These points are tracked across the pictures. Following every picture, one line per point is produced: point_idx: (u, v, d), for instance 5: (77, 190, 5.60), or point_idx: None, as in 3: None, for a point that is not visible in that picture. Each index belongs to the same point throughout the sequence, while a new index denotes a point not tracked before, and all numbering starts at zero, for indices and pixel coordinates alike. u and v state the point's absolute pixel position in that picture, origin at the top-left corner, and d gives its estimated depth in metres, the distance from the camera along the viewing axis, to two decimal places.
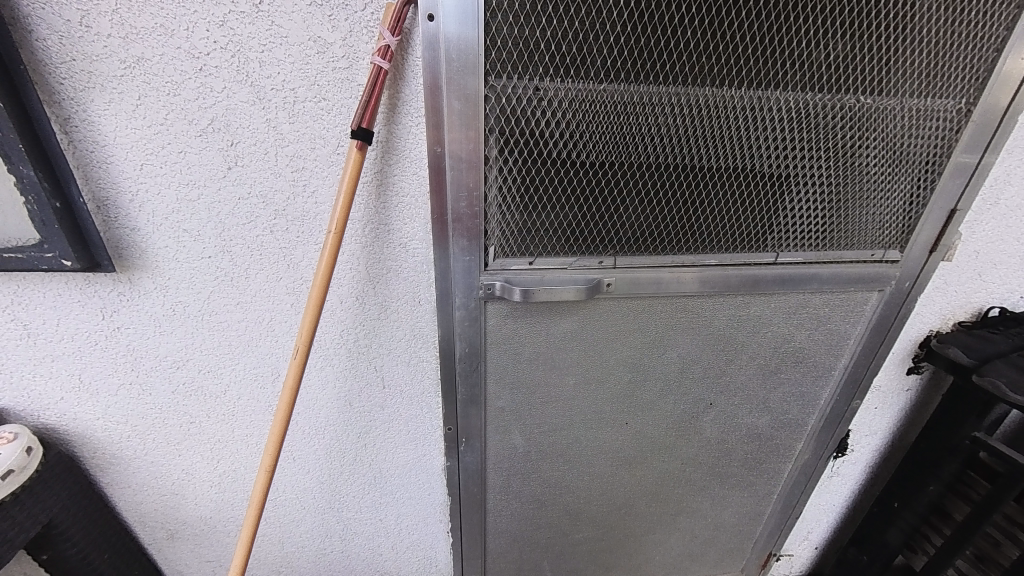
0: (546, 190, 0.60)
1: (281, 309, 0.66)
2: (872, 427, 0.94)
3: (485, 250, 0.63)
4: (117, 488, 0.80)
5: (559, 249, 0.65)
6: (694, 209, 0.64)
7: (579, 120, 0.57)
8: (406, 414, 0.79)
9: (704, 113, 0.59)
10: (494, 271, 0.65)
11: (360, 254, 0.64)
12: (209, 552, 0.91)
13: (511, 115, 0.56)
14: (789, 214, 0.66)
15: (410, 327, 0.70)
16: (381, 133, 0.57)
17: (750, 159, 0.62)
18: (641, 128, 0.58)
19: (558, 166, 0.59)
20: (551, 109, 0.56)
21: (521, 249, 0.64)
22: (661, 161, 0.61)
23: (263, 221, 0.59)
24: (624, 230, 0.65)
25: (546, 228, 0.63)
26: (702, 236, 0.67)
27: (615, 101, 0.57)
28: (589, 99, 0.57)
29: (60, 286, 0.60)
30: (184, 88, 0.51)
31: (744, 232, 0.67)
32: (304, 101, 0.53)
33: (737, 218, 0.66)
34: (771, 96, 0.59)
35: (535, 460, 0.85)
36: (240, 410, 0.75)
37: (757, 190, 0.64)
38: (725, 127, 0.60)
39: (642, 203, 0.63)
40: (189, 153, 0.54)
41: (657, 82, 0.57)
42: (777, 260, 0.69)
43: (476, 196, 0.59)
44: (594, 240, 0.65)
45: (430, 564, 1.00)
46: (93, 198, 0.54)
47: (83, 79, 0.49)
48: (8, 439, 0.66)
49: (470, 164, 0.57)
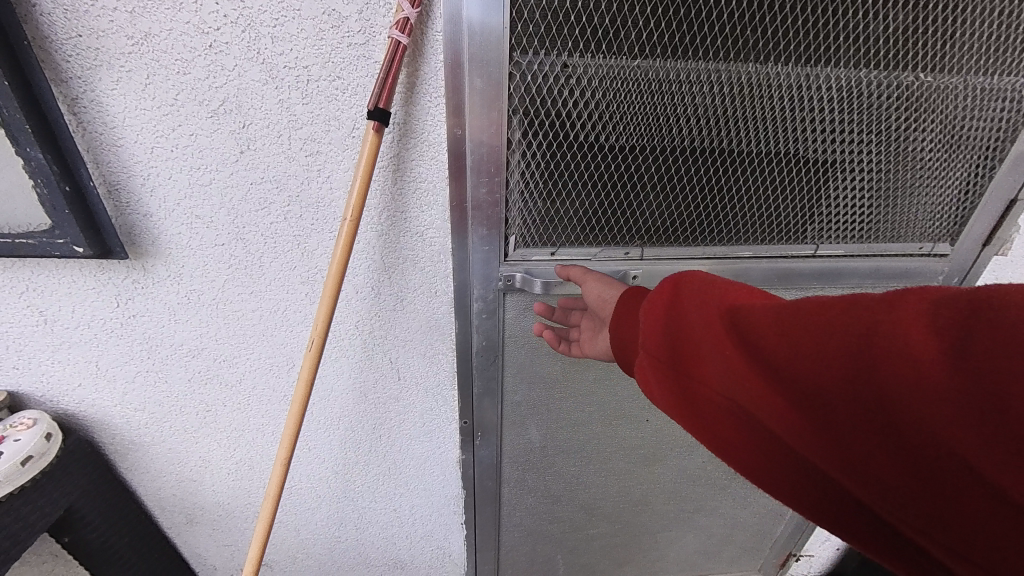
0: (571, 177, 0.58)
1: (296, 299, 0.64)
2: None
3: (505, 239, 0.61)
4: (136, 473, 0.80)
5: (583, 238, 0.62)
6: (730, 198, 0.61)
7: (609, 101, 0.54)
8: (421, 406, 0.77)
9: (747, 91, 0.54)
10: (513, 261, 0.62)
11: (375, 244, 0.60)
12: (227, 537, 0.92)
13: (537, 95, 0.53)
14: (832, 203, 0.62)
15: (425, 318, 0.68)
16: (398, 114, 0.52)
17: (794, 145, 0.58)
18: (676, 109, 0.55)
19: (585, 150, 0.56)
20: (579, 88, 0.53)
21: (543, 239, 0.62)
22: (697, 146, 0.57)
23: (277, 207, 0.57)
24: (653, 221, 0.62)
25: (570, 216, 0.61)
26: (737, 227, 0.63)
27: (650, 79, 0.53)
28: (621, 78, 0.53)
29: (74, 272, 0.60)
30: (193, 65, 0.48)
31: (783, 222, 0.63)
32: (318, 79, 0.50)
33: (775, 208, 0.62)
34: (821, 73, 0.54)
35: (552, 455, 0.84)
36: (254, 398, 0.74)
37: (800, 177, 0.60)
38: (769, 108, 0.55)
39: (673, 191, 0.60)
40: (201, 135, 0.52)
41: (694, 57, 0.53)
42: (816, 253, 0.65)
43: (497, 182, 0.56)
44: (620, 231, 0.62)
45: (444, 554, 1.00)
46: (103, 182, 0.53)
47: (91, 57, 0.46)
48: (28, 424, 0.65)
49: (491, 148, 0.54)
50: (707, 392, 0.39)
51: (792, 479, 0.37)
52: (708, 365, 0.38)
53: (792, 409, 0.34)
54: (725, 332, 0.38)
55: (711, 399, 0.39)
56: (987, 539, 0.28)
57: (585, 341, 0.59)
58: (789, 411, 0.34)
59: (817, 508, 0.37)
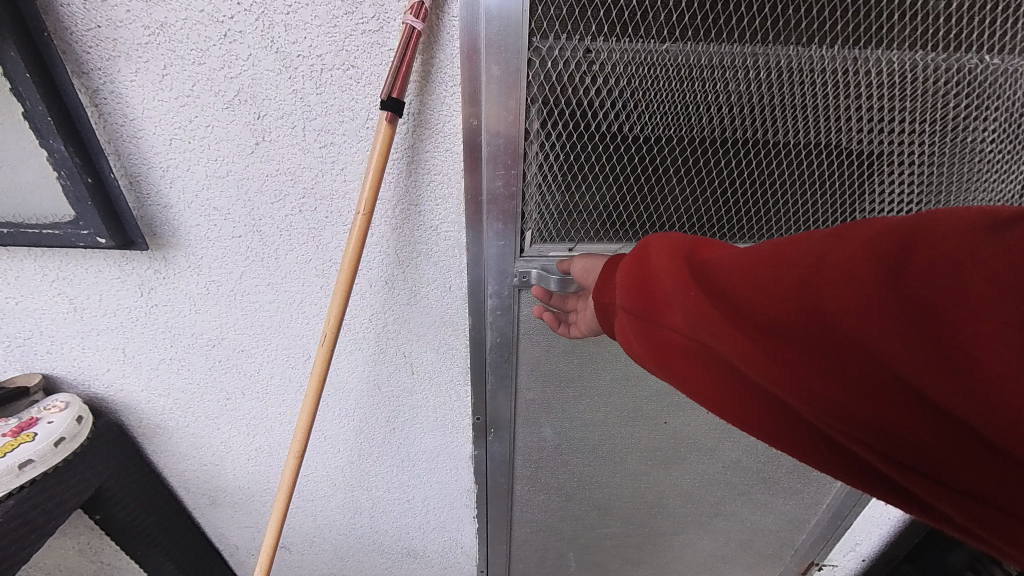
0: (592, 170, 0.55)
1: (311, 291, 0.64)
2: None
3: (521, 234, 0.59)
4: (162, 455, 0.83)
5: (603, 234, 0.60)
6: (761, 192, 0.57)
7: (635, 88, 0.51)
8: (435, 400, 0.77)
9: (787, 77, 0.50)
10: (529, 257, 0.61)
11: (389, 238, 0.59)
12: (247, 519, 0.95)
13: (557, 84, 0.50)
14: (877, 198, 0.58)
15: (439, 313, 0.67)
16: (413, 104, 0.50)
17: (836, 136, 0.53)
18: (707, 98, 0.51)
19: (607, 142, 0.53)
20: (602, 75, 0.50)
21: (560, 235, 0.60)
22: (728, 137, 0.54)
23: (292, 200, 0.57)
24: (677, 216, 0.59)
25: (590, 211, 0.58)
26: (767, 223, 0.59)
27: (679, 65, 0.50)
28: (648, 64, 0.49)
29: (100, 262, 0.61)
30: (209, 55, 0.48)
31: (821, 218, 0.59)
32: (332, 69, 0.49)
33: (811, 204, 0.58)
34: (871, 55, 0.49)
35: (566, 453, 0.82)
36: (272, 388, 0.75)
37: (841, 170, 0.56)
38: (810, 95, 0.51)
39: (699, 184, 0.57)
40: (217, 127, 0.52)
41: (730, 40, 0.49)
42: None
43: (514, 175, 0.54)
44: (642, 226, 0.60)
45: (456, 545, 1.01)
46: (124, 173, 0.53)
47: (110, 48, 0.46)
48: (61, 407, 0.68)
49: (508, 139, 0.52)
50: (679, 339, 0.39)
51: (766, 424, 0.37)
52: (678, 312, 0.39)
53: (758, 348, 0.35)
54: (693, 281, 0.39)
55: (682, 346, 0.39)
56: (940, 450, 0.30)
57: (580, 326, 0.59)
58: (756, 350, 0.35)
59: (791, 450, 0.38)
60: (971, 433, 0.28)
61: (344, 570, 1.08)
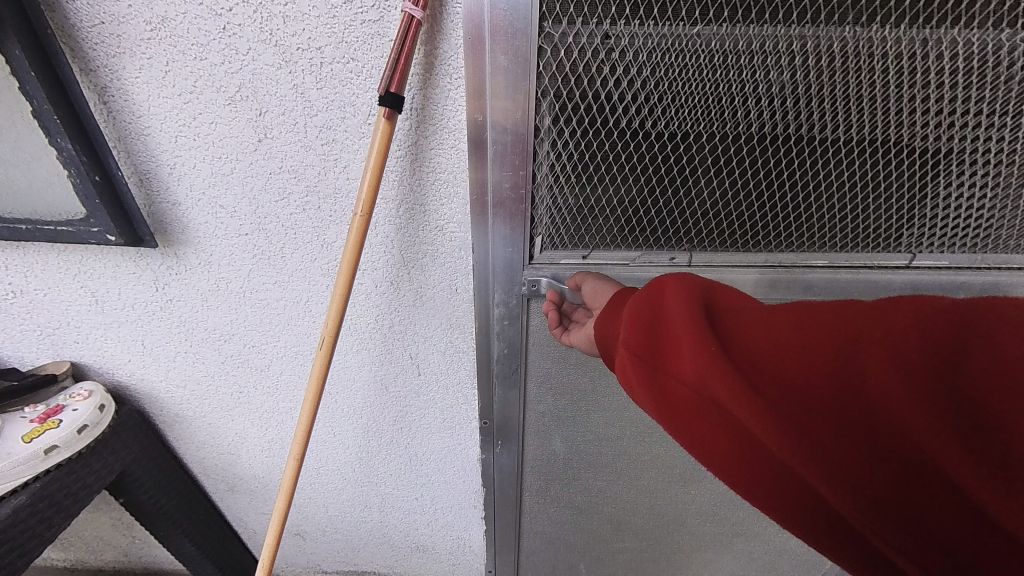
0: (608, 173, 0.51)
1: (317, 290, 0.64)
2: None
3: (531, 240, 0.56)
4: (183, 443, 0.86)
5: (618, 240, 0.57)
6: (796, 198, 0.53)
7: (657, 78, 0.46)
8: (442, 402, 0.75)
9: (837, 63, 0.44)
10: (539, 262, 0.58)
11: (394, 238, 0.57)
12: (263, 506, 0.98)
13: (570, 75, 0.46)
14: (928, 199, 0.53)
15: (446, 316, 0.65)
16: (415, 98, 0.47)
17: (885, 133, 0.48)
18: (740, 91, 0.46)
19: (626, 138, 0.49)
20: (622, 64, 0.45)
21: (573, 241, 0.57)
22: (764, 133, 0.49)
23: (296, 198, 0.55)
24: (698, 224, 0.55)
25: (606, 214, 0.55)
26: (796, 234, 0.56)
27: (709, 52, 0.44)
28: (676, 51, 0.45)
29: (117, 257, 0.62)
30: (209, 50, 0.47)
31: (864, 222, 0.55)
32: (332, 62, 0.46)
33: (851, 208, 0.53)
34: (940, 37, 0.43)
35: (576, 463, 0.79)
36: (282, 382, 0.76)
37: (893, 167, 0.51)
38: (862, 84, 0.45)
39: (731, 185, 0.52)
40: (221, 123, 0.51)
41: (773, 19, 0.43)
42: (912, 263, 0.57)
43: (522, 176, 0.51)
44: (665, 230, 0.56)
45: (464, 544, 1.01)
46: (133, 171, 0.53)
47: (114, 44, 0.46)
48: (86, 395, 0.70)
49: (516, 136, 0.49)
50: (685, 388, 0.36)
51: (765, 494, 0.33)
52: (686, 358, 0.36)
53: (771, 407, 0.32)
54: (709, 327, 0.36)
55: (687, 397, 0.36)
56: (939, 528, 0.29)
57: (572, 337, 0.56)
58: (769, 408, 0.32)
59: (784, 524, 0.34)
60: (982, 519, 0.27)
61: (356, 559, 1.10)
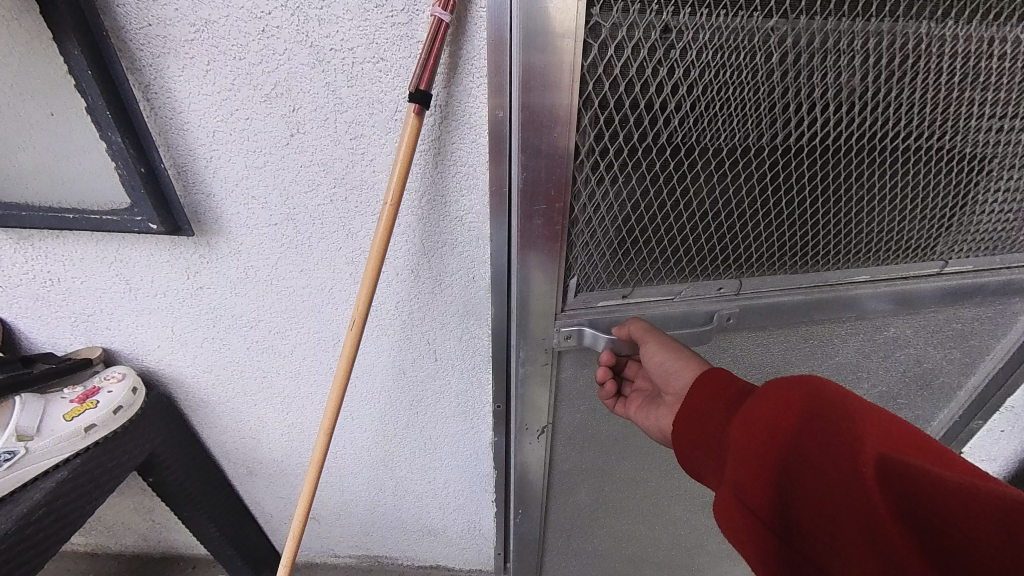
0: (649, 189, 0.55)
1: (342, 278, 0.67)
2: (990, 452, 0.93)
3: (565, 284, 0.61)
4: (206, 427, 0.90)
5: (659, 263, 0.61)
6: (832, 196, 0.58)
7: (718, 77, 0.49)
8: (457, 387, 0.79)
9: (889, 65, 0.50)
10: (573, 307, 0.63)
11: (416, 228, 0.61)
12: (281, 490, 1.01)
13: (609, 89, 0.48)
14: (934, 198, 0.61)
15: (462, 303, 0.68)
16: (440, 95, 0.51)
17: (911, 132, 0.55)
18: (782, 98, 0.50)
19: (677, 146, 0.52)
20: (682, 63, 0.47)
21: (614, 281, 0.62)
22: (818, 129, 0.53)
23: (324, 189, 0.59)
24: (728, 236, 0.60)
25: (652, 222, 0.57)
26: (819, 235, 0.62)
27: (779, 47, 0.48)
28: (745, 48, 0.47)
29: (152, 246, 0.66)
30: (248, 50, 0.50)
31: (884, 219, 0.62)
32: (363, 61, 0.50)
33: (875, 203, 0.60)
34: (970, 44, 0.50)
35: (601, 458, 0.82)
36: (304, 368, 0.79)
37: (913, 165, 0.58)
38: (904, 88, 0.52)
39: (778, 180, 0.56)
40: (256, 119, 0.54)
41: (845, 13, 0.47)
42: (943, 270, 0.68)
43: (558, 208, 0.54)
44: (710, 233, 0.60)
45: (475, 527, 1.05)
46: (173, 163, 0.56)
47: (158, 45, 0.49)
48: (118, 378, 0.73)
49: (548, 165, 0.51)
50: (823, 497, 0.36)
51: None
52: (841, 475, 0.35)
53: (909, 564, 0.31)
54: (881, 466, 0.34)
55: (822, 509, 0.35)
56: None
57: (634, 408, 0.67)
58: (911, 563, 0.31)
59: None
60: None
61: (369, 543, 1.14)
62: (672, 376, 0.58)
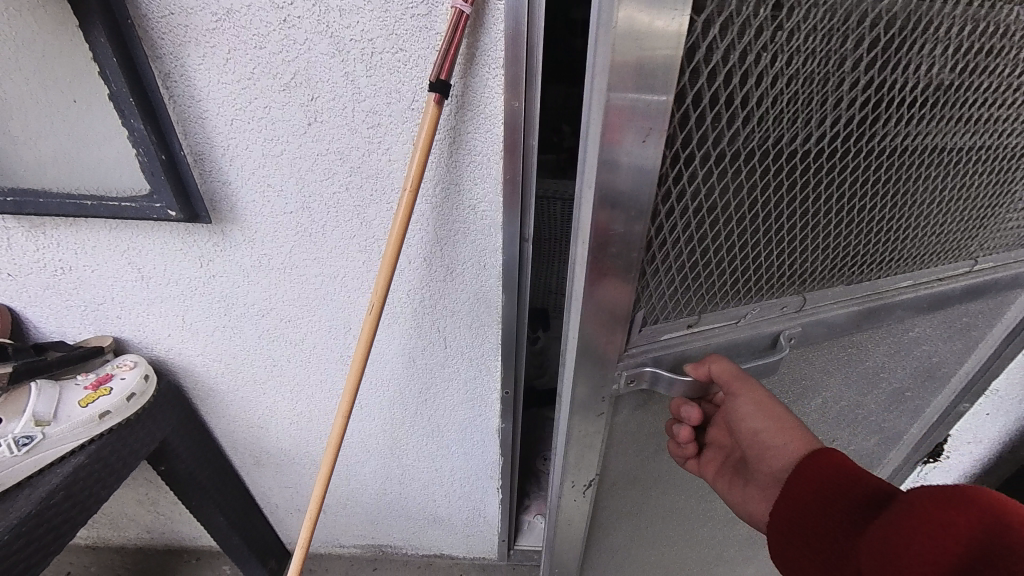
0: (724, 197, 0.43)
1: (355, 266, 0.68)
2: (977, 436, 0.96)
3: (631, 318, 0.46)
4: (214, 417, 0.90)
5: (719, 281, 0.49)
6: (900, 193, 0.51)
7: (819, 44, 0.38)
8: (466, 375, 0.81)
9: (988, 38, 0.42)
10: (634, 344, 0.49)
11: (430, 216, 0.62)
12: (288, 480, 1.02)
13: (704, 50, 0.34)
14: (982, 191, 0.57)
15: (474, 291, 0.70)
16: (457, 86, 0.53)
17: (988, 117, 0.48)
18: (883, 73, 0.40)
19: (765, 133, 0.40)
20: (782, 24, 0.36)
21: (673, 308, 0.49)
22: (909, 113, 0.44)
23: (340, 177, 0.60)
24: (795, 248, 0.50)
25: (718, 234, 0.45)
26: (879, 238, 0.54)
27: (886, 6, 0.38)
28: (853, 6, 0.37)
29: (165, 234, 0.66)
30: (269, 40, 0.51)
31: (936, 215, 0.56)
32: (382, 52, 0.51)
33: (931, 198, 0.54)
34: None
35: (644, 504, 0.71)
36: (315, 356, 0.81)
37: (978, 156, 0.52)
38: (994, 66, 0.44)
39: (857, 176, 0.47)
40: (274, 108, 0.55)
41: None
42: (973, 267, 0.65)
43: (636, 220, 0.39)
44: (778, 244, 0.49)
45: (480, 514, 1.07)
46: (191, 151, 0.57)
47: (180, 34, 0.50)
48: (130, 366, 0.74)
49: (632, 162, 0.36)
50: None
51: None
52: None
53: None
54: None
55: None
56: None
57: (711, 473, 0.59)
58: None
59: None
60: None
61: (375, 532, 1.15)
62: (770, 454, 0.49)
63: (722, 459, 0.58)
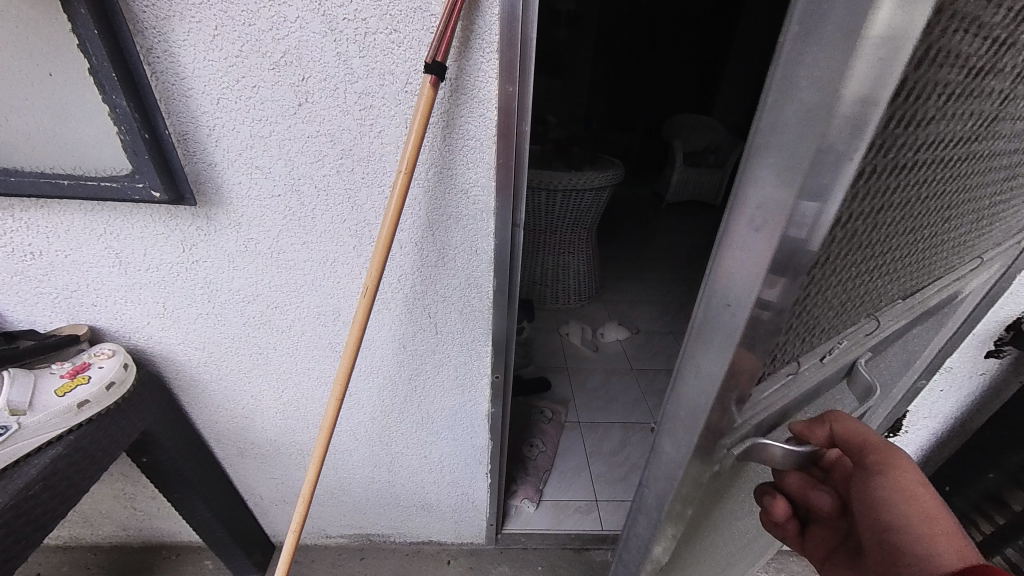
0: (882, 200, 0.38)
1: (345, 251, 0.68)
2: (933, 412, 1.03)
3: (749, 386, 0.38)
4: (196, 408, 0.88)
5: (817, 320, 0.44)
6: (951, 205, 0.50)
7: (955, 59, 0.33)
8: (457, 360, 0.82)
9: None
10: (745, 416, 0.40)
11: (422, 200, 0.62)
12: (274, 470, 1.01)
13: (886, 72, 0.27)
14: (996, 195, 0.59)
15: (465, 276, 0.70)
16: (451, 69, 0.53)
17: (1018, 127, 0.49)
18: (977, 89, 0.38)
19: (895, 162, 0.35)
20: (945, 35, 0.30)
21: (781, 362, 0.42)
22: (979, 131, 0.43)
23: (330, 160, 0.59)
24: (874, 270, 0.47)
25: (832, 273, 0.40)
26: (926, 252, 0.54)
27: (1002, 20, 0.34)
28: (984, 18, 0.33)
29: (145, 218, 0.64)
30: (258, 17, 0.50)
31: (964, 224, 0.57)
32: (375, 33, 0.51)
33: (968, 208, 0.54)
34: None
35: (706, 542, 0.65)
36: (303, 344, 0.80)
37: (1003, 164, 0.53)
38: None
39: (931, 195, 0.45)
40: (263, 88, 0.54)
41: None
42: (979, 263, 0.68)
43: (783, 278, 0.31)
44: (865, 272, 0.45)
45: (469, 499, 1.09)
46: (175, 130, 0.56)
47: (164, 7, 0.49)
48: (108, 354, 0.72)
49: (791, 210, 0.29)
50: None
51: None
52: None
53: None
54: None
55: None
56: None
57: (822, 561, 0.45)
58: None
59: None
60: None
61: (363, 521, 1.16)
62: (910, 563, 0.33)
63: (838, 540, 0.43)
